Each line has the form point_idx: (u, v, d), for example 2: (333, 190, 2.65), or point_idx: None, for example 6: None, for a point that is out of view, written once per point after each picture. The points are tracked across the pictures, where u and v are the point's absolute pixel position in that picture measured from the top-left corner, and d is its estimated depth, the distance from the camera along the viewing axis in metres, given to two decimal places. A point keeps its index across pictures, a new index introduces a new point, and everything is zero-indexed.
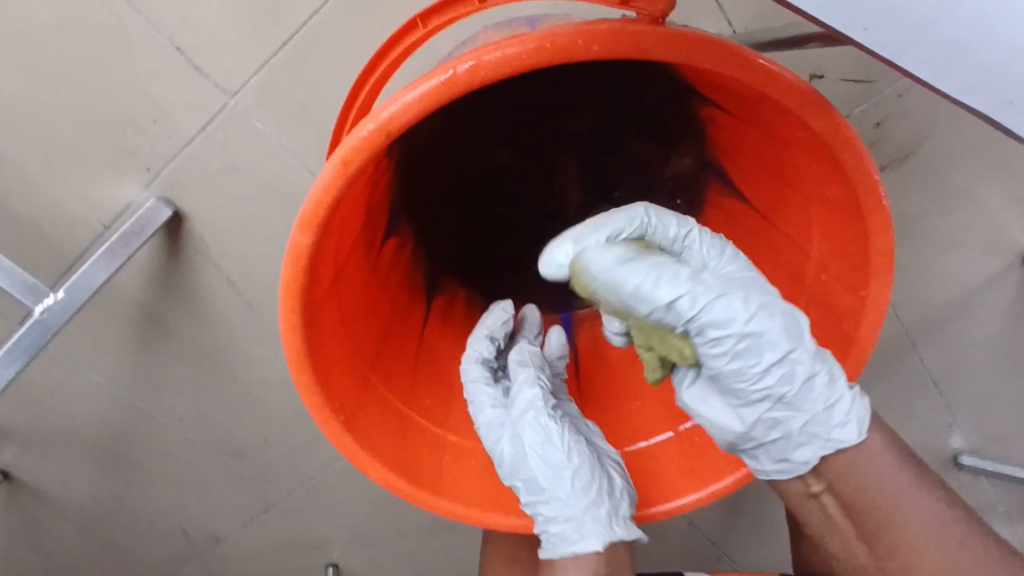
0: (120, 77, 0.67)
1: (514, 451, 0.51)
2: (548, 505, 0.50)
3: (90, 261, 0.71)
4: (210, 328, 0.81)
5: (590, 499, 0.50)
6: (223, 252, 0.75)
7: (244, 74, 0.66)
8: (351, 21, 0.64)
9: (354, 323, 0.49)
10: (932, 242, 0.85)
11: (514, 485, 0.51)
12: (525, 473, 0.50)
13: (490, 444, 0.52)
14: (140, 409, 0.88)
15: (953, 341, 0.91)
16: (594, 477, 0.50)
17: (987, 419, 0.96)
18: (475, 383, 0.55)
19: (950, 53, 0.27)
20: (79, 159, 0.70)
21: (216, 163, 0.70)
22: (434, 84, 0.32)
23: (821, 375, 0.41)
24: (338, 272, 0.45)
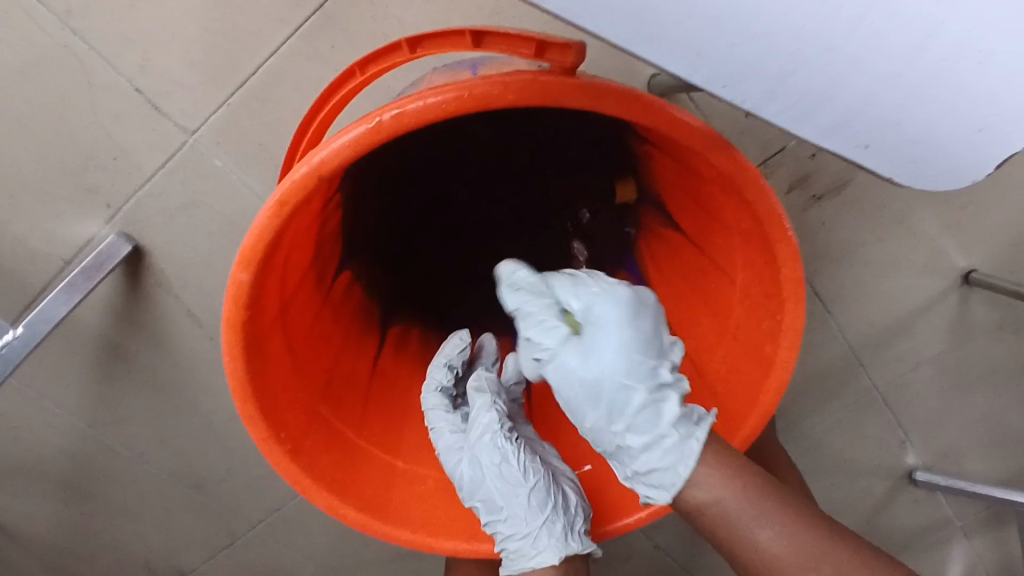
0: (82, 118, 0.69)
1: (473, 474, 0.53)
2: (505, 524, 0.51)
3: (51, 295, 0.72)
4: (175, 359, 0.82)
5: (542, 518, 0.51)
6: (182, 286, 0.76)
7: (202, 115, 0.69)
8: (308, 64, 0.67)
9: (307, 353, 0.51)
10: (873, 272, 0.89)
11: (472, 506, 0.53)
12: (483, 493, 0.52)
13: (449, 469, 0.54)
14: (104, 440, 0.88)
15: (885, 364, 0.95)
16: (549, 494, 0.52)
17: (937, 436, 1.00)
18: (436, 410, 0.57)
19: (803, 99, 0.30)
20: (42, 197, 0.72)
21: (175, 200, 0.72)
22: (366, 127, 0.34)
23: (642, 434, 0.47)
24: (291, 304, 0.47)
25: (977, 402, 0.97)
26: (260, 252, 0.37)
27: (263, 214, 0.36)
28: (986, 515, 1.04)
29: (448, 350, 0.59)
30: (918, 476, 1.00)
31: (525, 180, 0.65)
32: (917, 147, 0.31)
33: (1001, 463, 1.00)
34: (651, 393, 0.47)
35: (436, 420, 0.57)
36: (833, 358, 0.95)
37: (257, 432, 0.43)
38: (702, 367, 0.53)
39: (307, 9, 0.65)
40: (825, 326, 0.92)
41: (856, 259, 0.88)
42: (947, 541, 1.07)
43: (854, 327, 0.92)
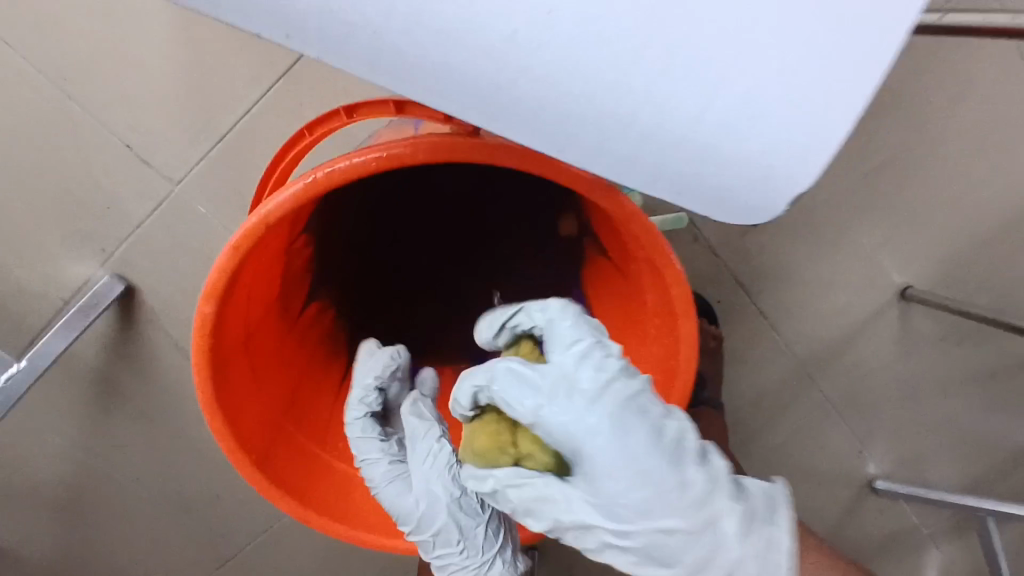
0: (78, 173, 0.76)
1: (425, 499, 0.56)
2: (462, 556, 0.55)
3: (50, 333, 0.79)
4: (165, 389, 0.88)
5: (489, 535, 0.56)
6: (171, 322, 0.83)
7: (187, 167, 0.76)
8: (281, 118, 0.74)
9: (269, 378, 0.57)
10: (816, 291, 0.95)
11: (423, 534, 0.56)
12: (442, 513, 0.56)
13: (397, 504, 0.57)
14: (101, 468, 0.95)
15: (835, 378, 1.01)
16: (500, 522, 0.57)
17: (890, 445, 1.05)
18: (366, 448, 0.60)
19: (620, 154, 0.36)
20: (42, 244, 0.79)
21: (163, 243, 0.79)
22: (303, 184, 0.41)
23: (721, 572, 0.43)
24: (250, 334, 0.54)
25: (925, 412, 1.02)
26: (222, 288, 0.44)
27: (219, 258, 0.43)
28: (944, 521, 1.09)
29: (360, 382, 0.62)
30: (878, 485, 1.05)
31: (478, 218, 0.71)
32: (726, 191, 0.37)
33: (952, 471, 1.05)
34: (703, 514, 0.43)
35: (370, 457, 0.59)
36: (786, 375, 1.01)
37: (225, 445, 0.49)
38: None
39: (279, 71, 0.73)
40: (775, 344, 0.98)
41: (799, 279, 0.95)
42: (910, 549, 1.11)
43: (802, 344, 0.98)
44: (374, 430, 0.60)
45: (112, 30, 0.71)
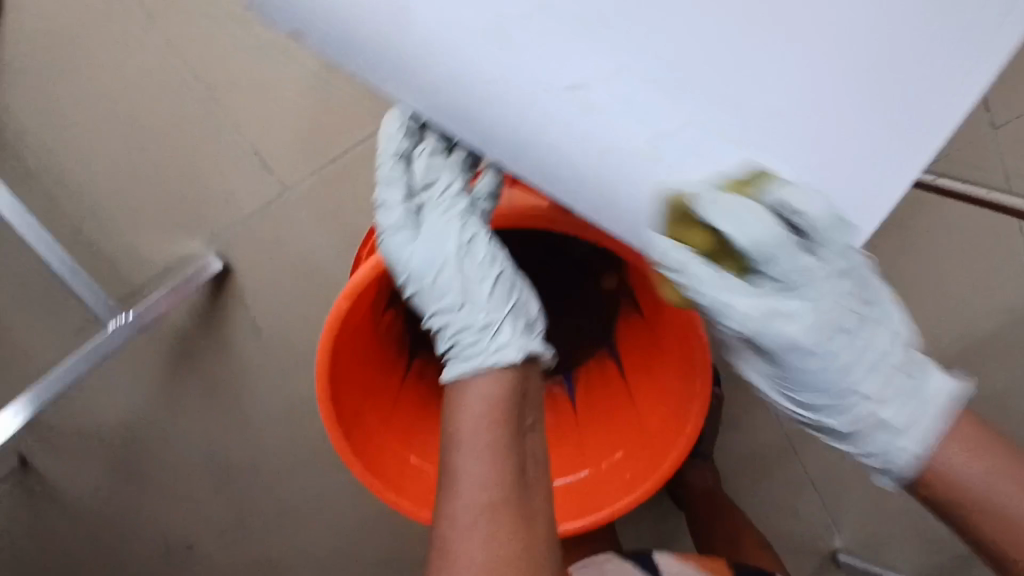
0: (208, 165, 0.90)
1: (440, 270, 0.60)
2: (476, 314, 0.60)
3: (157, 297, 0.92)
4: (232, 357, 1.02)
5: (483, 327, 0.60)
6: (254, 303, 0.97)
7: (300, 178, 0.89)
8: (387, 153, 0.87)
9: (367, 381, 0.73)
10: None
11: (441, 323, 0.61)
12: (434, 262, 0.60)
13: (402, 251, 0.60)
14: (157, 415, 1.09)
15: (828, 461, 1.09)
16: (516, 291, 0.62)
17: (864, 527, 1.11)
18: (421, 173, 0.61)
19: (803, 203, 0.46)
20: (160, 219, 0.93)
21: (266, 237, 0.92)
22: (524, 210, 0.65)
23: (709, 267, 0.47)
24: (364, 344, 0.72)
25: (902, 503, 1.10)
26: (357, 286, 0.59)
27: (368, 264, 0.63)
28: None
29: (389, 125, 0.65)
30: (841, 559, 1.10)
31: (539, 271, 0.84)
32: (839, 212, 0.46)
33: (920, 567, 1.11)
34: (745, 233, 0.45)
35: (396, 242, 0.60)
36: (793, 443, 1.08)
37: (324, 410, 0.63)
38: (642, 422, 0.73)
39: None
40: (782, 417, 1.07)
41: None
42: None
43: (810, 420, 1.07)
44: (406, 189, 0.61)
45: (262, 56, 0.85)
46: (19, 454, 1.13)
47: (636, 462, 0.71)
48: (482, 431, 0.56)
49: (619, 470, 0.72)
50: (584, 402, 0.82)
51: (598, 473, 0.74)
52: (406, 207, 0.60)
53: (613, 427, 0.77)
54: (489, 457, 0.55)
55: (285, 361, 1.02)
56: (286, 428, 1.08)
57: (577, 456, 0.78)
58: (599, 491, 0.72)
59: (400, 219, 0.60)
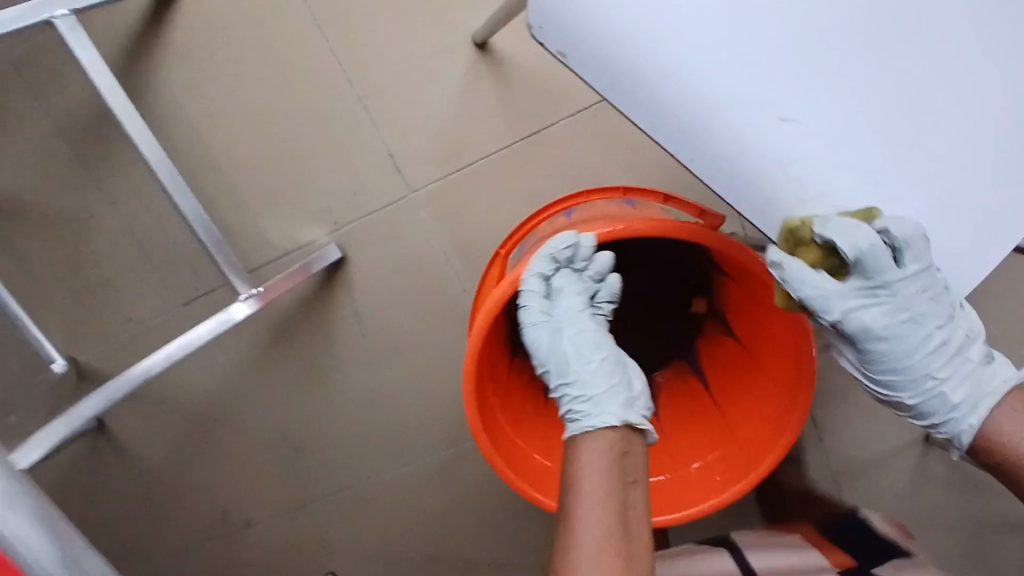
0: (341, 162, 0.99)
1: (562, 355, 0.74)
2: (584, 388, 0.72)
3: (284, 274, 0.99)
4: (327, 342, 1.10)
5: (587, 400, 0.70)
6: (359, 292, 1.05)
7: (426, 182, 0.99)
8: (507, 169, 0.98)
9: (489, 366, 0.82)
10: (877, 425, 1.08)
11: (560, 393, 0.73)
12: (555, 346, 0.75)
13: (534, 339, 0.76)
14: (243, 391, 1.16)
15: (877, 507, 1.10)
16: (617, 370, 0.73)
17: None
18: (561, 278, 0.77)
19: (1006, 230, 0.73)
20: (288, 205, 1.01)
21: (382, 231, 1.02)
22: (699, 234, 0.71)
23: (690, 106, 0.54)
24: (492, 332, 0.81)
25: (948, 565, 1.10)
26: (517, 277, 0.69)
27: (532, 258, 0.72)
28: None
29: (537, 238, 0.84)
30: None
31: (640, 287, 0.93)
32: None
33: None
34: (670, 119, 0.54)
35: (530, 330, 0.76)
36: (840, 479, 1.09)
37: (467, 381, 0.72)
38: (735, 433, 0.80)
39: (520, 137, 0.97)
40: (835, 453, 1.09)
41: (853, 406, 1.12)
42: None
43: (862, 460, 1.08)
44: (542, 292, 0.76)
45: (415, 71, 0.95)
46: (98, 415, 1.18)
47: (728, 468, 0.78)
48: (596, 490, 0.62)
49: (710, 472, 0.79)
50: (669, 411, 0.89)
51: (688, 475, 0.81)
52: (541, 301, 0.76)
53: (702, 436, 0.84)
54: (607, 505, 0.61)
55: (375, 350, 1.09)
56: (365, 418, 1.14)
57: (666, 459, 0.84)
58: (688, 490, 0.79)
59: (534, 312, 0.75)
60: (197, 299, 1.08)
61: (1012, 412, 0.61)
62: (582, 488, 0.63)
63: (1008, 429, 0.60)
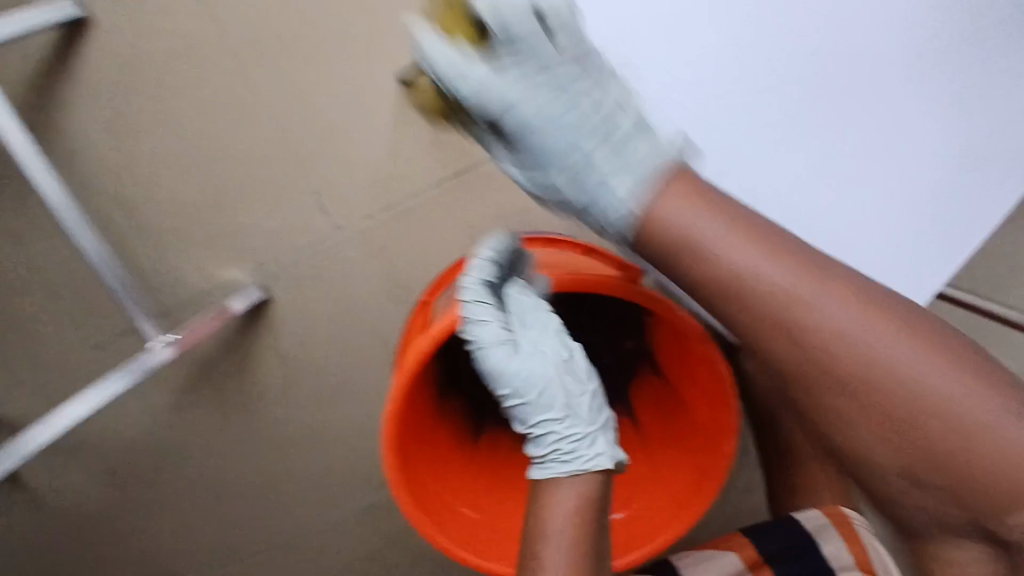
0: (264, 202, 0.95)
1: (544, 385, 0.68)
2: (571, 423, 0.68)
3: (199, 320, 0.95)
4: (251, 388, 1.05)
5: (582, 438, 0.68)
6: (285, 335, 1.01)
7: (353, 222, 0.96)
8: (437, 207, 0.96)
9: (415, 420, 0.79)
10: None
11: (547, 430, 0.69)
12: (529, 371, 0.68)
13: (500, 365, 0.68)
14: (162, 442, 1.09)
15: None
16: (599, 400, 0.71)
17: None
18: (520, 302, 0.71)
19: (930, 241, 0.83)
20: (208, 247, 0.97)
21: (309, 272, 0.98)
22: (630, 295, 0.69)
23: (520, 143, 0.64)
24: (418, 385, 0.79)
25: None
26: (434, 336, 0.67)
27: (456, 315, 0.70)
28: None
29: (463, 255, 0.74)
30: None
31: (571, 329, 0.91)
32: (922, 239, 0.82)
33: None
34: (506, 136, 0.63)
35: (505, 369, 0.68)
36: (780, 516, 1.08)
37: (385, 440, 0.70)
38: (663, 480, 0.79)
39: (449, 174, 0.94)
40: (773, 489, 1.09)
41: None
42: None
43: None
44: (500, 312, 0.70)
45: (340, 108, 0.92)
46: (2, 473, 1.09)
47: (655, 517, 0.77)
48: (563, 531, 0.64)
49: (639, 521, 0.78)
50: None
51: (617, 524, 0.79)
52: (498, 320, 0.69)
53: (632, 482, 0.83)
54: (576, 534, 0.64)
55: (304, 395, 1.05)
56: (293, 463, 1.09)
57: None
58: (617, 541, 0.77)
59: (498, 336, 0.68)
60: (110, 346, 1.02)
61: (799, 270, 0.56)
62: (553, 527, 0.65)
63: (759, 273, 0.56)
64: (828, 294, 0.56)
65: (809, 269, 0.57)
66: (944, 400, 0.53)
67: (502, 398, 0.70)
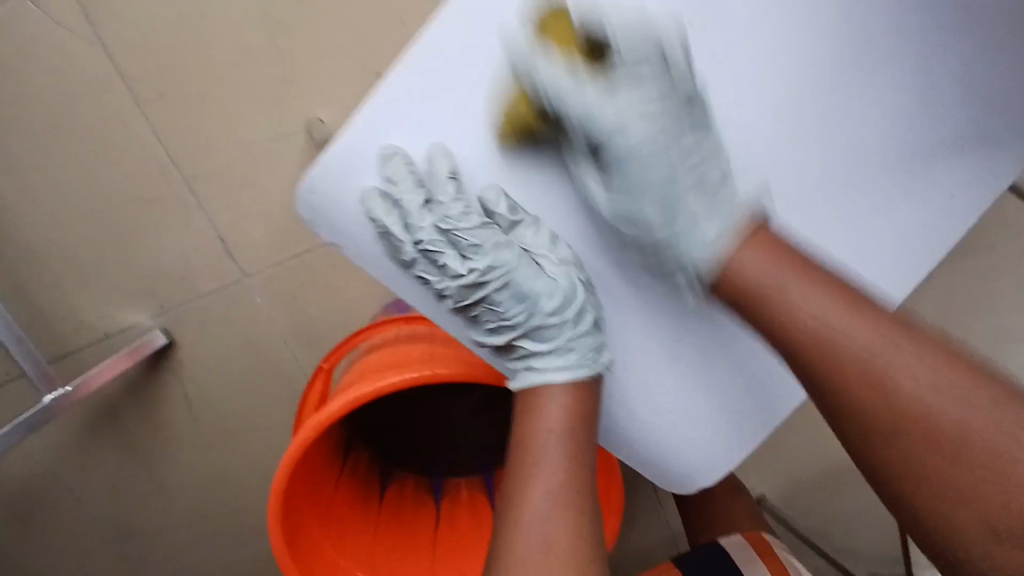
0: (167, 244, 0.92)
1: (558, 285, 0.57)
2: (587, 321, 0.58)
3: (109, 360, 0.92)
4: (154, 428, 1.02)
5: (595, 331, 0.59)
6: (188, 376, 0.99)
7: (260, 268, 0.94)
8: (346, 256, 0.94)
9: (311, 490, 0.78)
10: None
11: (571, 330, 0.58)
12: (534, 277, 0.56)
13: (513, 279, 0.56)
14: (56, 482, 1.04)
15: None
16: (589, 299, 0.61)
17: None
18: (496, 203, 0.56)
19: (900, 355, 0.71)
20: (108, 287, 0.94)
21: (214, 315, 0.96)
22: None
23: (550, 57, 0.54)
24: (312, 455, 0.77)
25: None
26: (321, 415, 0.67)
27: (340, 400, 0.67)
28: None
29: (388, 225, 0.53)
30: None
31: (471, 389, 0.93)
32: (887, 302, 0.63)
33: None
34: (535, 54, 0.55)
35: (531, 277, 0.56)
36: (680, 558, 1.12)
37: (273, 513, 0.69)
38: None
39: None
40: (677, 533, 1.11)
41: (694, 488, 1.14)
42: None
43: None
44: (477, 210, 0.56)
45: (246, 155, 0.89)
46: None
47: None
48: (559, 442, 0.56)
49: None
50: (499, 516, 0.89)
51: None
52: (481, 228, 0.55)
53: None
54: (568, 441, 0.56)
55: (209, 434, 1.03)
56: (198, 502, 1.07)
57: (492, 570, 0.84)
58: None
59: (490, 240, 0.55)
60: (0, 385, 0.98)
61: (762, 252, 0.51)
62: (549, 425, 0.56)
63: (782, 286, 0.49)
64: (792, 279, 0.49)
65: (844, 298, 0.48)
66: (902, 385, 0.44)
67: (517, 318, 0.57)
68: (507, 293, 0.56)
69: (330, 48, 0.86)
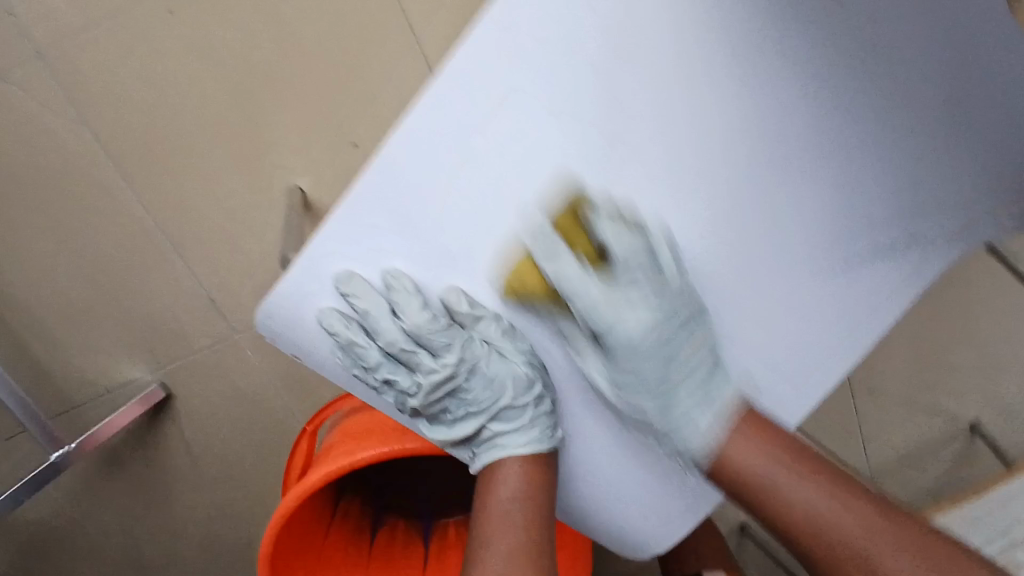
0: (161, 305, 0.97)
1: (522, 379, 0.56)
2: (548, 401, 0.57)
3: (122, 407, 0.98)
4: (158, 473, 1.07)
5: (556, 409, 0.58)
6: (188, 425, 1.04)
7: (250, 324, 0.98)
8: None
9: (298, 539, 0.82)
10: None
11: (536, 416, 0.57)
12: (499, 377, 0.55)
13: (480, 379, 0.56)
14: (67, 524, 1.10)
15: None
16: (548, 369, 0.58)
17: None
18: (457, 308, 0.54)
19: None
20: (107, 346, 0.99)
21: (210, 369, 1.00)
22: None
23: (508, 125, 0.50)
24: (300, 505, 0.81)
25: None
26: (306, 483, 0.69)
27: (320, 470, 0.69)
28: None
29: (352, 336, 0.54)
30: None
31: None
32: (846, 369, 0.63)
33: None
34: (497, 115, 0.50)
35: (494, 364, 0.55)
36: None
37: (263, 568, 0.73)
38: None
39: None
40: None
41: None
42: None
43: None
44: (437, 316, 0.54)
45: (233, 221, 0.94)
46: None
47: None
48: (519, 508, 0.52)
49: None
50: None
51: None
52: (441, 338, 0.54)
53: None
54: (528, 508, 0.52)
55: (210, 476, 1.08)
56: (203, 538, 1.12)
57: None
58: None
59: (453, 350, 0.54)
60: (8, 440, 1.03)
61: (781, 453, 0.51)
62: (505, 496, 0.53)
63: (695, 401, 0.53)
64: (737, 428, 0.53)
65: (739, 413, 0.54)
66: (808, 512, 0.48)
67: (482, 412, 0.56)
68: (473, 381, 0.56)
69: (310, 125, 0.91)
